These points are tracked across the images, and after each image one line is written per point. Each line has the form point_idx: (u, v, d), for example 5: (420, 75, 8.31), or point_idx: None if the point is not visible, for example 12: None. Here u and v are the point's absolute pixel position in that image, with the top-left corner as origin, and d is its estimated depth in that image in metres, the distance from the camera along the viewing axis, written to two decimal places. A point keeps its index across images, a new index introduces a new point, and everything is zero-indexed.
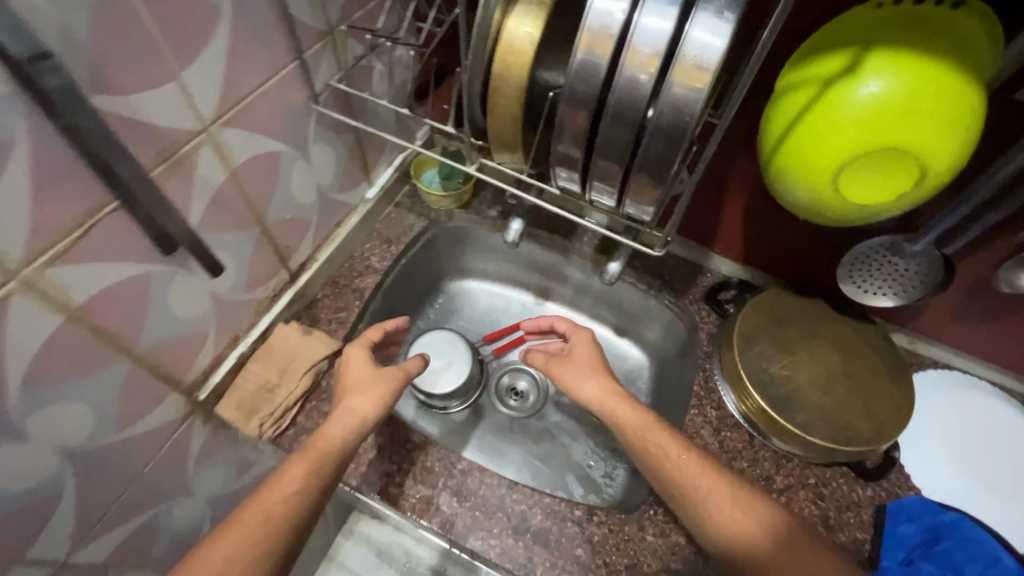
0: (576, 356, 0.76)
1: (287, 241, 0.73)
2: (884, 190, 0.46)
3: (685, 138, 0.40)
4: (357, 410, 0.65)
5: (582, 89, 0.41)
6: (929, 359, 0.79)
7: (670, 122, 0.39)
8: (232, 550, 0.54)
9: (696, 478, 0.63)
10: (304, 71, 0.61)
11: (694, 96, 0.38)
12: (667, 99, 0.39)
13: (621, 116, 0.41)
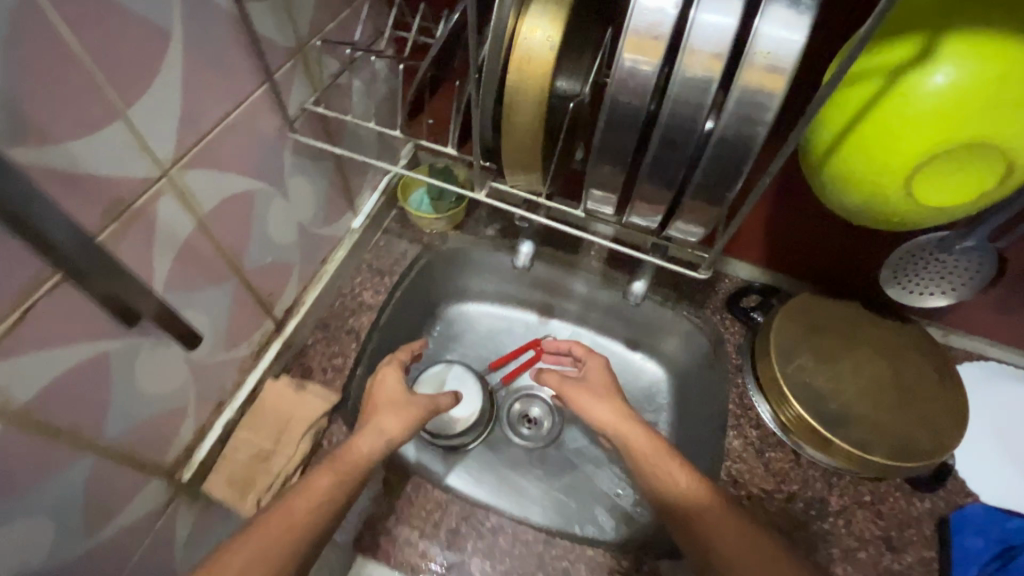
0: (590, 382, 0.68)
1: (270, 288, 0.65)
2: (959, 190, 0.41)
3: (752, 151, 0.35)
4: (386, 429, 0.58)
5: (625, 102, 0.35)
6: (961, 352, 0.74)
7: (738, 133, 0.34)
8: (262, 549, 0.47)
9: (701, 505, 0.55)
10: (276, 96, 0.53)
11: (767, 102, 0.32)
12: (730, 112, 0.33)
13: (676, 131, 0.35)
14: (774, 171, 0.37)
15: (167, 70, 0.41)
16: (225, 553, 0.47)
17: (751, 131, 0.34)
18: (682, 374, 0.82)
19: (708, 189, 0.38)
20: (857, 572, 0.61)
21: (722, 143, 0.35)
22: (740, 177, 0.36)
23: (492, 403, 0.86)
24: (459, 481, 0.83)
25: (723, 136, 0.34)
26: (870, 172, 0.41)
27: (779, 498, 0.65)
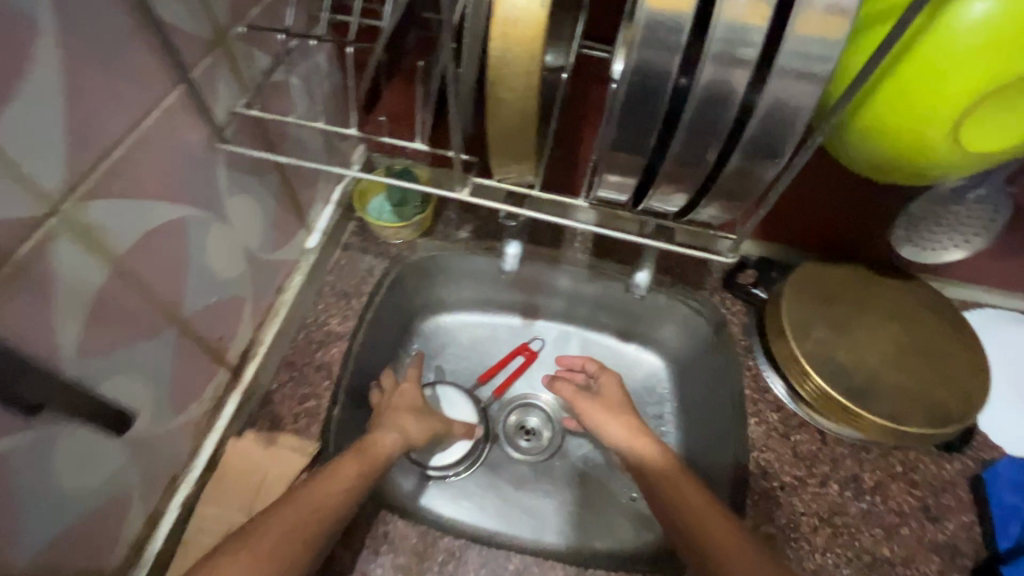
0: (602, 399, 0.63)
1: (219, 331, 0.55)
2: (1009, 129, 0.36)
3: (806, 108, 0.30)
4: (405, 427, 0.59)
5: (656, 61, 0.31)
6: (957, 302, 0.73)
7: (790, 96, 0.30)
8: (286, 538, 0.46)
9: (710, 519, 0.49)
10: (198, 100, 0.43)
11: (824, 53, 0.28)
12: (779, 73, 0.29)
13: (713, 97, 0.31)
14: (808, 154, 0.35)
15: (42, 76, 0.31)
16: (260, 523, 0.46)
17: (804, 91, 0.30)
18: (682, 362, 0.77)
19: (751, 166, 0.34)
20: (905, 550, 0.58)
21: (772, 108, 0.31)
22: (778, 162, 0.33)
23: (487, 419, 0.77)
24: (453, 509, 0.72)
25: (776, 101, 0.30)
26: (912, 122, 0.36)
27: (813, 483, 0.61)
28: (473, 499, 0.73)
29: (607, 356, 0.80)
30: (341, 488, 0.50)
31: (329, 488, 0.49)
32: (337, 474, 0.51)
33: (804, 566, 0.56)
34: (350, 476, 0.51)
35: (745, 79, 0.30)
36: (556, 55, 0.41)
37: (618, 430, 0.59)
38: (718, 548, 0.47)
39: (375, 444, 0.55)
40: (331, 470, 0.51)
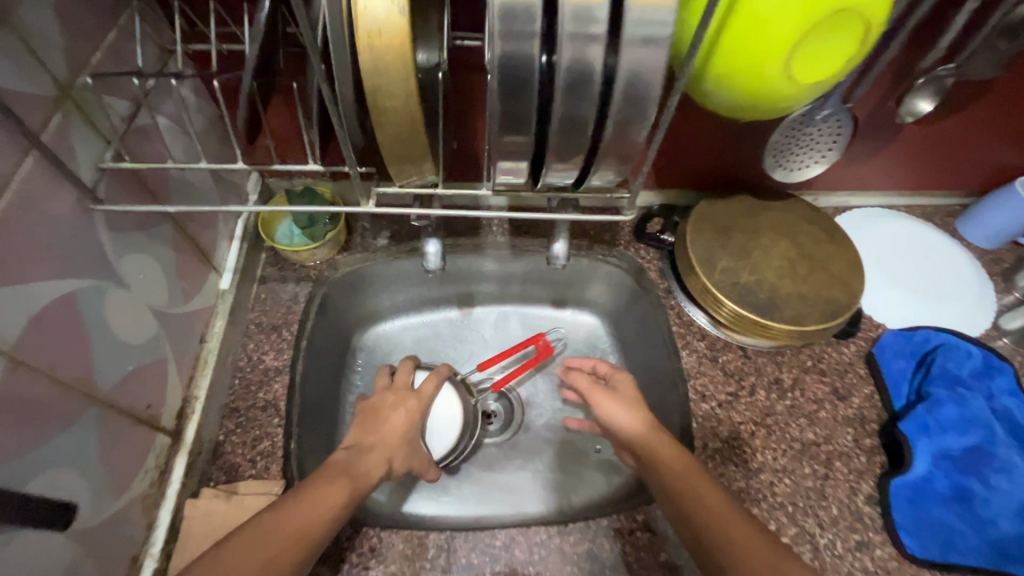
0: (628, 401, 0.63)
1: (147, 399, 0.52)
2: (832, 62, 0.42)
3: (656, 79, 0.34)
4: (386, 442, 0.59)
5: (517, 51, 0.33)
6: (829, 209, 0.84)
7: (640, 64, 0.33)
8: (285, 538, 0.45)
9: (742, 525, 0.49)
10: (60, 164, 0.40)
11: (663, 17, 0.31)
12: (629, 43, 0.32)
13: (580, 81, 0.34)
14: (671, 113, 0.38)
15: None
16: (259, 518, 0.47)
17: (652, 56, 0.32)
18: (616, 315, 0.82)
19: (625, 130, 0.37)
20: (825, 430, 0.66)
21: (632, 81, 0.34)
22: (648, 122, 0.36)
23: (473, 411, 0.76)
24: (435, 508, 0.73)
25: (631, 74, 0.33)
26: (756, 64, 0.41)
27: (744, 394, 0.68)
28: (450, 492, 0.75)
29: (549, 327, 0.84)
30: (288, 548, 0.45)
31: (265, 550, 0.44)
32: (281, 521, 0.46)
33: (750, 466, 0.63)
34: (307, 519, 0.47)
35: (600, 53, 0.33)
36: (427, 52, 0.41)
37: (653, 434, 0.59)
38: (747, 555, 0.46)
39: (317, 488, 0.50)
40: (310, 488, 0.50)
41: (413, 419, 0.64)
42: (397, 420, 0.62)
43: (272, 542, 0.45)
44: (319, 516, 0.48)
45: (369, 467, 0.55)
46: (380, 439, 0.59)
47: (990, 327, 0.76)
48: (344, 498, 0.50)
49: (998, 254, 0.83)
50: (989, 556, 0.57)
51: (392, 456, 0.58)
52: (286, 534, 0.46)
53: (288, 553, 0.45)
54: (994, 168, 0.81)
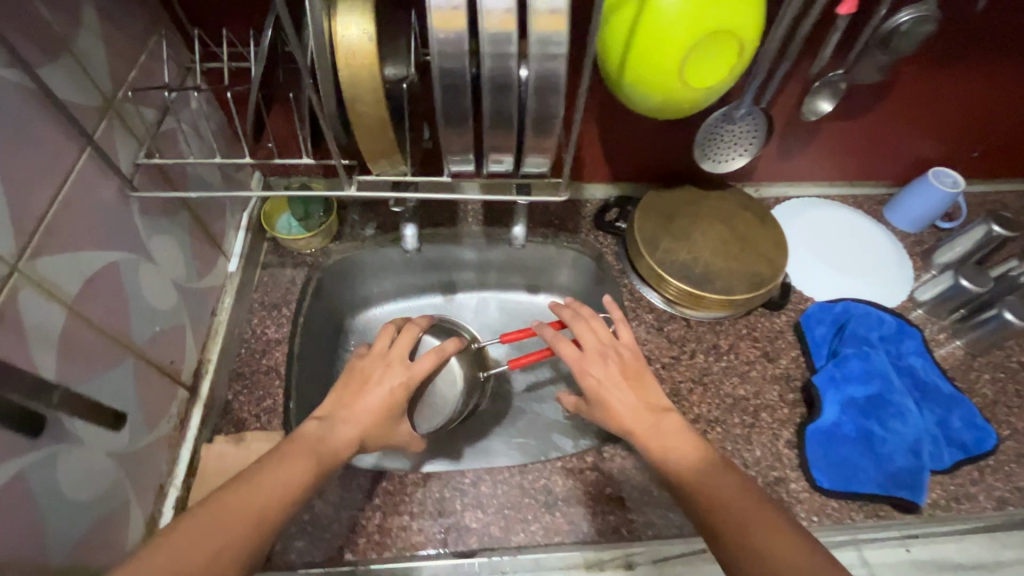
0: (590, 388, 0.62)
1: (170, 356, 0.62)
2: (715, 71, 0.52)
3: (560, 83, 0.42)
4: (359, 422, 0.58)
5: (452, 66, 0.40)
6: (771, 198, 0.94)
7: (543, 74, 0.41)
8: (279, 493, 0.49)
9: (720, 489, 0.51)
10: (106, 159, 0.50)
11: (558, 40, 0.39)
12: (534, 57, 0.40)
13: (500, 85, 0.41)
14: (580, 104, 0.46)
15: None
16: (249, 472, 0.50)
17: (553, 68, 0.40)
18: (581, 296, 0.92)
19: (542, 126, 0.45)
20: (755, 387, 0.76)
21: (540, 87, 0.42)
22: (558, 120, 0.44)
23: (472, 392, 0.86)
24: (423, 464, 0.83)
25: (539, 81, 0.41)
26: (656, 72, 0.52)
27: (684, 356, 0.79)
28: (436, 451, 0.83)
29: (522, 309, 0.94)
30: (235, 542, 0.44)
31: (212, 543, 0.43)
32: (224, 516, 0.45)
33: (686, 417, 0.73)
34: (251, 515, 0.46)
35: (513, 65, 0.40)
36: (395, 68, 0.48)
37: (624, 414, 0.60)
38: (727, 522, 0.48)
39: (282, 467, 0.50)
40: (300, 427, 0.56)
41: (394, 395, 0.61)
42: (371, 403, 0.60)
43: (222, 533, 0.44)
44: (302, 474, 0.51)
45: (341, 444, 0.56)
46: (354, 420, 0.58)
47: (906, 299, 0.86)
48: (310, 477, 0.51)
49: (921, 237, 0.92)
50: (887, 486, 0.66)
51: (364, 434, 0.57)
52: (238, 522, 0.45)
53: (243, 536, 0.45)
54: (916, 160, 0.90)
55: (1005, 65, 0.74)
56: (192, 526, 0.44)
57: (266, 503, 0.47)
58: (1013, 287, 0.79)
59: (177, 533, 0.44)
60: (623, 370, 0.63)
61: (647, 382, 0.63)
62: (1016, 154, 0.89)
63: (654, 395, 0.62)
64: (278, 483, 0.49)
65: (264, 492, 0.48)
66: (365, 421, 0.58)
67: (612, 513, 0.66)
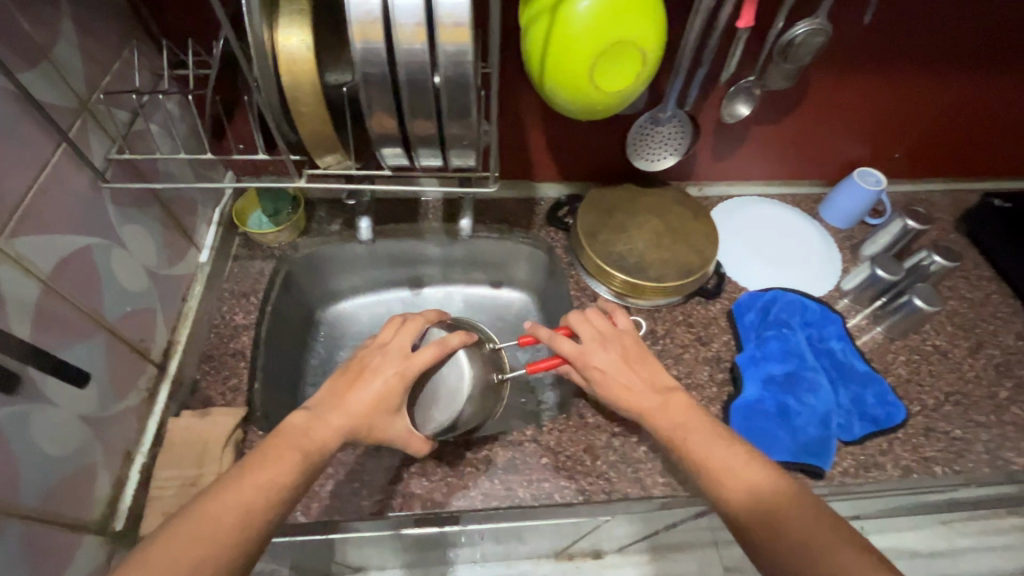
0: (597, 379, 0.64)
1: (141, 334, 0.68)
2: (623, 77, 0.59)
3: (470, 82, 0.48)
4: (353, 411, 0.58)
5: (374, 71, 0.47)
6: (713, 197, 1.01)
7: (454, 75, 0.47)
8: (264, 478, 0.51)
9: (735, 468, 0.53)
10: (79, 153, 0.56)
11: (463, 48, 0.46)
12: (443, 62, 0.47)
13: (417, 85, 0.48)
14: (494, 103, 0.53)
15: None
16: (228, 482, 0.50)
17: (461, 71, 0.47)
18: (536, 288, 0.98)
19: (458, 121, 0.51)
20: (687, 367, 0.81)
21: (450, 88, 0.48)
22: (472, 115, 0.51)
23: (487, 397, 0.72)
24: None
25: (449, 83, 0.48)
26: (570, 76, 0.58)
27: None
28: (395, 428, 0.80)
29: (484, 302, 1.00)
30: (218, 549, 0.46)
31: (193, 548, 0.45)
32: (206, 530, 0.46)
33: None
34: (234, 522, 0.48)
35: (424, 69, 0.47)
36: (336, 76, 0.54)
37: (633, 399, 0.62)
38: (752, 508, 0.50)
39: (260, 459, 0.52)
40: None
41: (392, 386, 0.61)
42: (364, 399, 0.59)
43: (203, 543, 0.46)
44: (284, 470, 0.52)
45: (324, 437, 0.56)
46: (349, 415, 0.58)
47: (832, 288, 0.92)
48: (297, 470, 0.53)
49: (850, 232, 0.99)
50: (798, 454, 0.72)
51: (352, 426, 0.58)
52: (224, 530, 0.47)
53: (230, 536, 0.47)
54: (844, 161, 0.97)
55: (909, 72, 0.82)
56: (175, 535, 0.46)
57: (252, 504, 0.49)
58: (924, 276, 0.86)
59: (164, 548, 0.45)
60: (626, 357, 0.66)
61: (650, 366, 0.66)
62: (934, 155, 0.97)
63: (657, 377, 0.65)
64: (263, 481, 0.51)
65: (248, 495, 0.49)
66: (358, 416, 0.58)
67: (547, 480, 0.71)
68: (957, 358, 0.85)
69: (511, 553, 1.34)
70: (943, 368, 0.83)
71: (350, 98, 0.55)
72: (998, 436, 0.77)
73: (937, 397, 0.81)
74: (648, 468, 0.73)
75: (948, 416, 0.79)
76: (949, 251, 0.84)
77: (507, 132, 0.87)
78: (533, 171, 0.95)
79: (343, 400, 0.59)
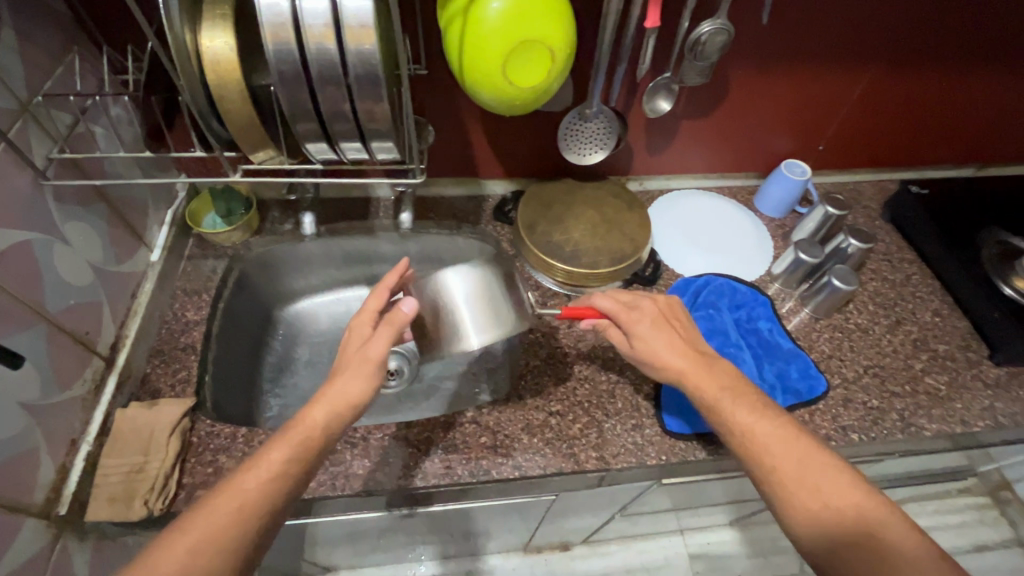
0: (635, 334, 0.67)
1: (86, 327, 0.71)
2: (535, 74, 0.64)
3: (380, 78, 0.52)
4: (340, 391, 0.57)
5: (288, 69, 0.51)
6: (653, 190, 1.06)
7: (364, 71, 0.52)
8: (264, 476, 0.52)
9: (786, 451, 0.56)
10: (19, 152, 0.59)
11: (369, 47, 0.50)
12: (353, 60, 0.51)
13: (329, 81, 0.52)
14: (408, 99, 0.57)
15: None
16: (221, 486, 0.51)
17: (370, 68, 0.51)
18: None
19: (374, 115, 0.56)
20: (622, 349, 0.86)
21: (361, 83, 0.52)
22: (385, 108, 0.55)
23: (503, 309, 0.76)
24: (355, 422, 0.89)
25: (359, 78, 0.52)
26: (486, 73, 0.63)
27: (564, 326, 0.88)
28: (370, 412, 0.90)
29: None
30: (215, 536, 0.48)
31: (189, 539, 0.47)
32: (205, 526, 0.48)
33: (560, 375, 0.83)
34: (234, 509, 0.49)
35: (334, 67, 0.51)
36: (260, 77, 0.58)
37: (675, 358, 0.64)
38: (783, 489, 0.55)
39: (261, 455, 0.53)
40: None
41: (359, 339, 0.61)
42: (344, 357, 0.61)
43: (201, 535, 0.47)
44: (273, 470, 0.52)
45: (317, 418, 0.56)
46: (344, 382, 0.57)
47: (764, 274, 0.97)
48: (291, 463, 0.53)
49: (783, 220, 1.04)
50: None
51: (330, 403, 0.56)
52: (217, 521, 0.48)
53: (224, 525, 0.48)
54: (772, 153, 1.03)
55: (825, 67, 0.87)
56: (181, 539, 0.47)
57: (251, 497, 0.50)
58: (844, 257, 0.91)
59: (164, 548, 0.47)
60: (665, 316, 0.69)
61: (687, 328, 0.69)
62: (856, 146, 1.03)
63: (697, 342, 0.68)
64: (258, 470, 0.52)
65: (240, 486, 0.50)
66: (345, 374, 0.58)
67: (487, 457, 0.75)
68: (876, 334, 0.90)
69: (480, 548, 1.36)
70: (864, 344, 0.89)
71: (274, 97, 0.58)
72: (912, 405, 0.82)
73: (857, 370, 0.85)
74: (582, 443, 0.76)
75: (867, 387, 0.84)
76: (864, 234, 0.90)
77: (448, 131, 0.91)
78: (477, 169, 0.99)
79: (339, 366, 0.59)
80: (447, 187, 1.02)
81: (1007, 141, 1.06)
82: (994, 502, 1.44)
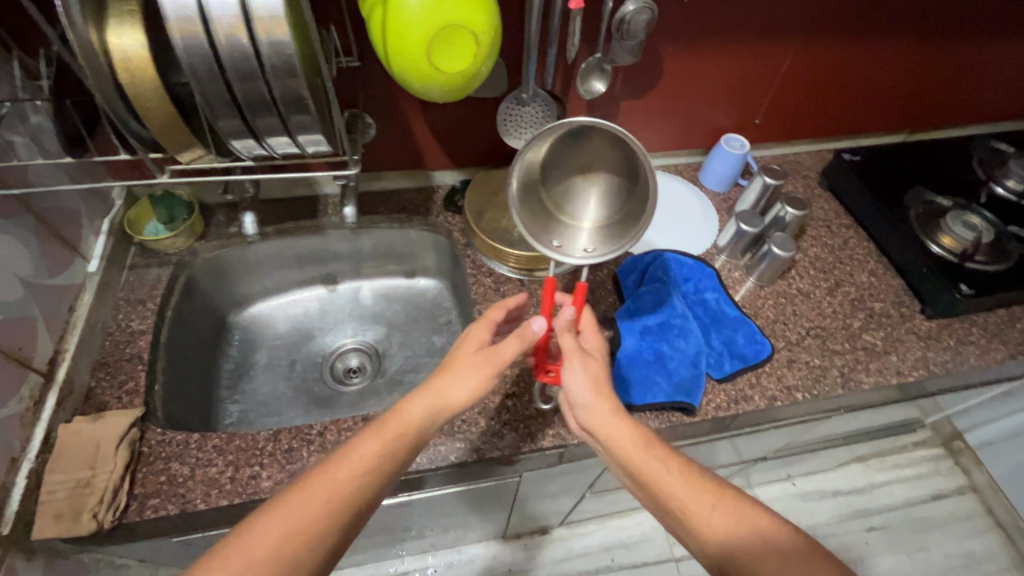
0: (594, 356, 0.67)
1: (17, 343, 0.70)
2: (461, 59, 0.65)
3: (297, 68, 0.52)
4: (453, 391, 0.59)
5: (201, 63, 0.50)
6: None
7: (280, 63, 0.51)
8: (352, 469, 0.53)
9: (701, 492, 0.58)
10: None
11: (281, 38, 0.50)
12: (267, 52, 0.50)
13: (244, 74, 0.51)
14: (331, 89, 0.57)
15: None
16: (312, 478, 0.52)
17: (285, 60, 0.51)
18: (443, 272, 1.02)
19: (295, 105, 0.55)
20: None
21: (278, 75, 0.52)
22: (305, 97, 0.55)
23: (639, 174, 0.65)
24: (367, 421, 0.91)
25: (276, 70, 0.52)
26: (411, 59, 0.63)
27: None
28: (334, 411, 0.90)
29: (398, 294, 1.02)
30: (308, 526, 0.50)
31: (277, 527, 0.49)
32: (291, 515, 0.50)
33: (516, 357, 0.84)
34: (325, 497, 0.51)
35: (248, 60, 0.51)
36: (177, 75, 0.57)
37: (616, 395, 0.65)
38: (707, 528, 0.56)
39: (356, 447, 0.54)
40: None
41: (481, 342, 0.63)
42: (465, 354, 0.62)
43: (284, 527, 0.49)
44: (370, 464, 0.54)
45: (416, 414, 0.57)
46: (453, 378, 0.59)
47: (710, 246, 1.00)
48: (384, 462, 0.55)
49: (727, 193, 1.07)
50: (672, 394, 0.78)
51: (431, 402, 0.58)
52: (307, 516, 0.50)
53: (312, 519, 0.50)
54: (712, 129, 1.05)
55: (753, 41, 0.90)
56: (269, 529, 0.49)
57: (343, 494, 0.52)
58: (783, 225, 0.94)
59: (242, 540, 0.48)
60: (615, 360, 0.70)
61: None
62: (792, 117, 1.07)
63: None
64: (353, 463, 0.53)
65: (332, 476, 0.52)
66: (456, 370, 0.60)
67: (447, 444, 0.75)
68: (817, 297, 0.93)
69: (458, 539, 1.36)
70: (806, 308, 0.92)
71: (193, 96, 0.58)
72: (851, 361, 0.86)
73: (800, 332, 0.89)
74: (538, 423, 0.78)
75: (809, 348, 0.87)
76: (799, 202, 0.94)
77: (389, 122, 0.90)
78: (423, 160, 0.99)
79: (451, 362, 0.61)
80: (396, 180, 1.01)
81: (932, 106, 1.11)
82: (948, 453, 1.51)
